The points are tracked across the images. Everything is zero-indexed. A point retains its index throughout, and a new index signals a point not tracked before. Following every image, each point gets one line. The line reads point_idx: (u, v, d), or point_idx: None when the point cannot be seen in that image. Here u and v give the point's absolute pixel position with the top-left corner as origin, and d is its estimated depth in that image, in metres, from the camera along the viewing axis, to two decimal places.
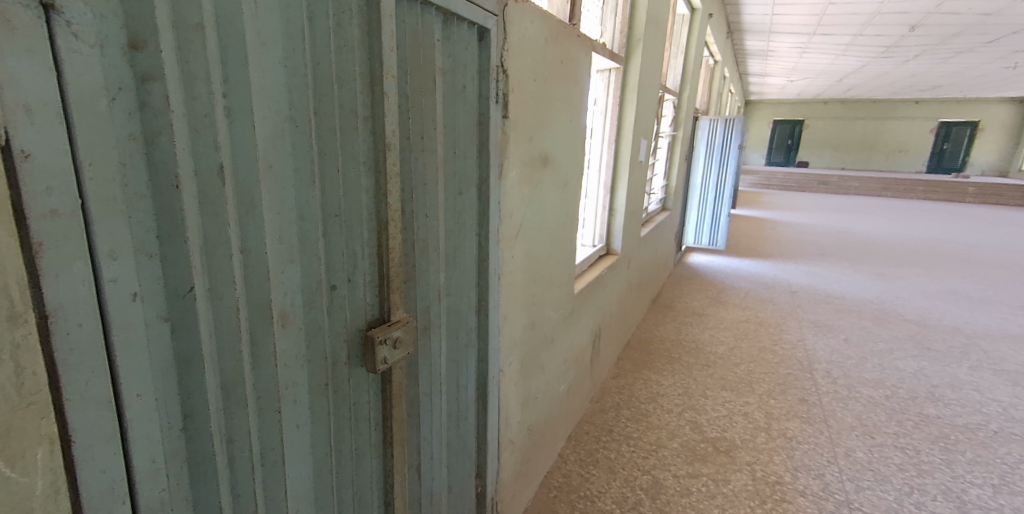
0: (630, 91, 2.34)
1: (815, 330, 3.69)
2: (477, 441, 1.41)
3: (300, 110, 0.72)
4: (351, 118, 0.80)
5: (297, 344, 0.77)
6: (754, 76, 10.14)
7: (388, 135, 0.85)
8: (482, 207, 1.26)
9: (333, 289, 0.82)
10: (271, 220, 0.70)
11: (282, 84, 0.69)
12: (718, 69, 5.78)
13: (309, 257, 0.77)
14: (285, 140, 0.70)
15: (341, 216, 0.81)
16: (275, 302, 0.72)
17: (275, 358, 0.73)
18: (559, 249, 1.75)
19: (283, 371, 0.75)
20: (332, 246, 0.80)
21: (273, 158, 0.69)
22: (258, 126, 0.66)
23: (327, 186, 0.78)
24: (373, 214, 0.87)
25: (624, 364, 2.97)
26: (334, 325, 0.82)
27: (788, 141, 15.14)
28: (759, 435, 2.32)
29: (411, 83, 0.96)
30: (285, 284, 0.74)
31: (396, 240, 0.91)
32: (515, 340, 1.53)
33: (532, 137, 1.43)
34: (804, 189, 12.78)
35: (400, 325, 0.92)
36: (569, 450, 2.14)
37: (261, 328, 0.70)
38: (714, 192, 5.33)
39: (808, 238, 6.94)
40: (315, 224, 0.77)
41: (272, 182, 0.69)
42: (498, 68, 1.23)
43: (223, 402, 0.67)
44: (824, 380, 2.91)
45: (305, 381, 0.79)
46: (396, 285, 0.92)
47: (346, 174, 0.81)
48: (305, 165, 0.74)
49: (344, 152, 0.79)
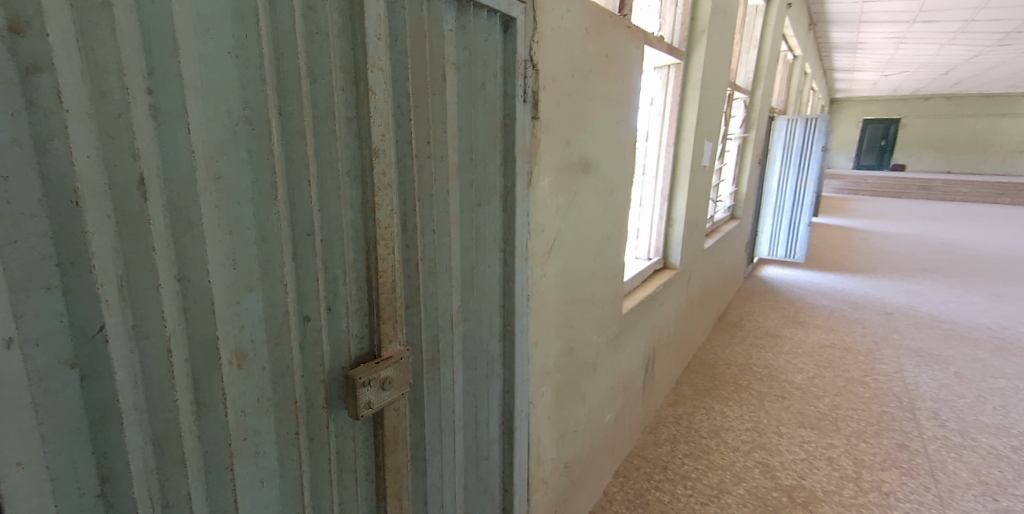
0: (692, 89, 2.11)
1: (916, 359, 3.22)
2: (503, 483, 1.25)
3: (257, 110, 0.60)
4: (328, 120, 0.67)
5: (260, 387, 0.65)
6: (842, 71, 9.28)
7: (375, 140, 0.72)
8: (507, 220, 1.10)
9: (307, 321, 0.69)
10: (219, 241, 0.58)
11: (231, 78, 0.57)
12: (799, 64, 5.29)
13: (273, 285, 0.65)
14: (237, 146, 0.59)
15: (315, 235, 0.69)
16: (226, 339, 0.61)
17: (226, 406, 0.61)
18: (603, 266, 1.56)
19: (239, 422, 0.63)
20: (304, 270, 0.68)
21: (222, 167, 0.58)
22: (197, 128, 0.55)
23: (298, 201, 0.66)
24: (359, 232, 0.75)
25: (683, 390, 2.71)
26: (308, 363, 0.70)
27: (880, 142, 13.82)
28: (845, 487, 2.03)
29: (414, 80, 0.82)
30: (241, 316, 0.62)
31: (390, 263, 0.78)
32: (550, 368, 1.36)
33: (569, 140, 1.27)
34: (900, 195, 11.56)
35: (392, 361, 0.79)
36: (616, 487, 1.94)
37: (206, 371, 0.59)
38: (792, 200, 4.85)
39: (904, 250, 6.21)
40: (280, 246, 0.64)
41: (220, 196, 0.58)
42: (527, 62, 1.07)
43: (156, 462, 0.56)
44: (930, 422, 2.53)
45: (271, 431, 0.67)
46: (388, 315, 0.79)
47: (323, 185, 0.68)
48: (266, 175, 0.62)
49: (318, 158, 0.67)
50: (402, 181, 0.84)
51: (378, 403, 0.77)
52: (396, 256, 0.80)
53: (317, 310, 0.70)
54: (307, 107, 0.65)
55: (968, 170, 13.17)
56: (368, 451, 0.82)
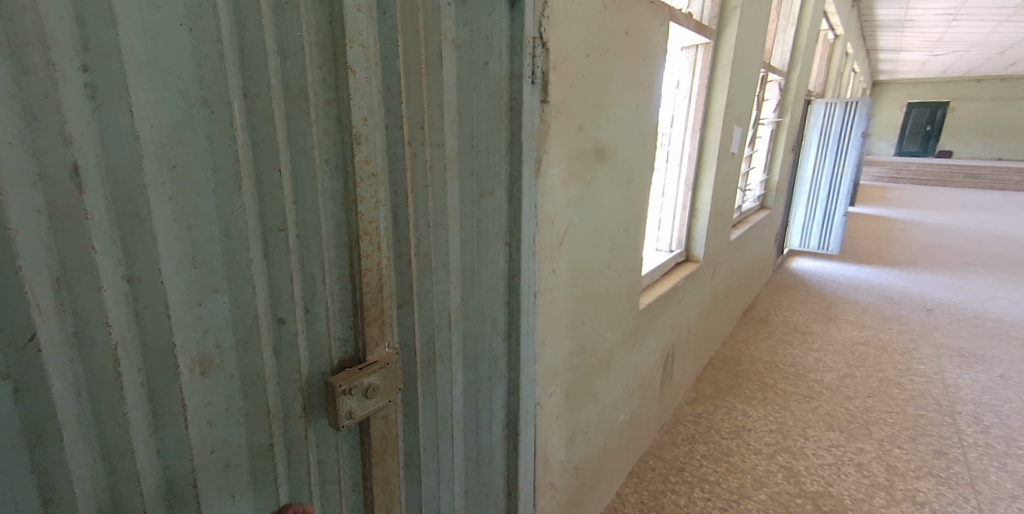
0: (721, 71, 1.97)
1: (958, 360, 3.03)
2: (507, 487, 1.19)
3: (216, 91, 0.54)
4: (302, 102, 0.61)
5: (228, 396, 0.60)
6: (887, 51, 8.78)
7: (356, 124, 0.65)
8: (513, 212, 1.01)
9: (281, 324, 0.64)
10: (176, 237, 0.53)
11: (185, 54, 0.51)
12: (840, 44, 5.00)
13: (241, 285, 0.59)
14: (194, 130, 0.53)
15: (288, 230, 0.62)
16: (186, 345, 0.55)
17: (187, 419, 0.56)
18: (620, 259, 1.47)
19: (204, 434, 0.58)
20: (276, 268, 0.62)
21: (177, 154, 0.52)
22: (142, 110, 0.49)
23: (268, 193, 0.60)
24: (341, 226, 0.68)
25: (704, 388, 2.61)
26: (282, 370, 0.65)
27: (925, 127, 13.12)
28: (876, 496, 1.91)
29: (405, 59, 0.74)
30: (204, 319, 0.56)
31: (375, 260, 0.71)
32: (559, 368, 1.29)
33: (583, 126, 1.18)
34: (945, 183, 10.96)
35: (376, 366, 0.73)
36: (630, 489, 1.87)
37: (163, 380, 0.54)
38: (828, 188, 4.62)
39: (948, 242, 5.87)
40: (247, 242, 0.58)
41: (176, 187, 0.52)
42: (536, 39, 0.97)
43: (106, 480, 0.51)
44: (971, 428, 2.37)
45: (243, 443, 0.62)
46: (374, 317, 0.73)
47: (297, 175, 0.62)
48: (228, 163, 0.56)
49: (290, 145, 0.61)
50: (391, 169, 0.76)
51: (360, 413, 0.71)
52: (385, 253, 0.73)
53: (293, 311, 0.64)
54: (275, 87, 0.58)
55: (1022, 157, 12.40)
56: (354, 460, 0.77)
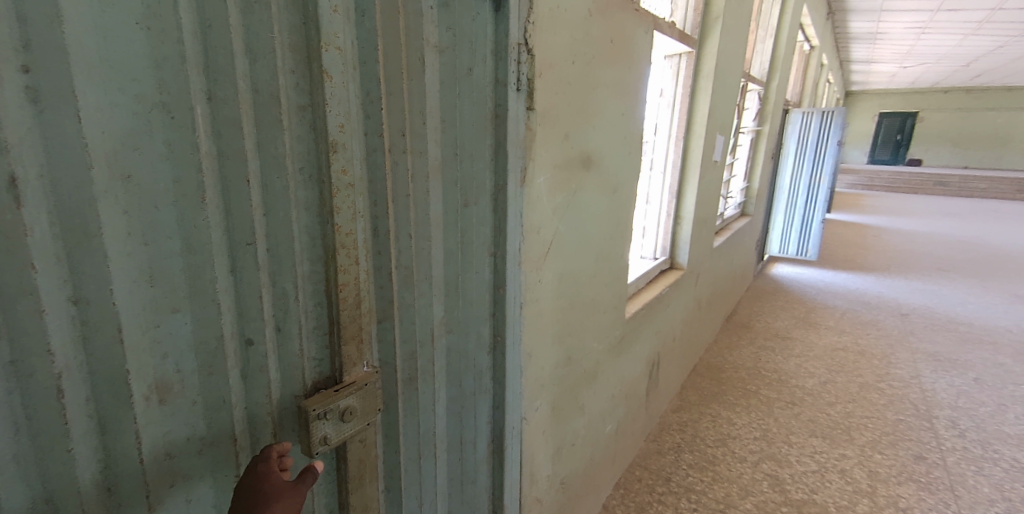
0: (704, 79, 1.98)
1: (934, 364, 3.08)
2: (492, 505, 1.15)
3: (177, 96, 0.50)
4: (273, 107, 0.57)
5: (190, 425, 0.55)
6: (859, 62, 9.02)
7: (332, 130, 0.61)
8: (498, 222, 0.97)
9: (250, 345, 0.59)
10: (130, 254, 0.48)
11: (142, 55, 0.47)
12: (815, 55, 5.11)
13: (205, 304, 0.55)
14: (151, 137, 0.49)
15: (258, 244, 0.58)
16: (142, 372, 0.51)
17: (142, 452, 0.52)
18: (606, 269, 1.45)
19: (163, 468, 0.54)
20: (244, 285, 0.58)
21: (131, 163, 0.48)
22: (92, 115, 0.45)
23: (234, 204, 0.56)
24: (315, 239, 0.64)
25: (688, 395, 2.60)
26: (251, 395, 0.60)
27: (896, 136, 13.51)
28: (859, 503, 1.92)
29: (386, 63, 0.71)
30: (163, 342, 0.52)
31: (354, 274, 0.66)
32: (545, 381, 1.26)
33: (568, 133, 1.15)
34: (915, 191, 11.29)
35: (354, 388, 0.68)
36: (616, 501, 1.84)
37: (115, 411, 0.49)
38: (805, 196, 4.70)
39: (921, 248, 6.02)
40: (211, 258, 0.54)
41: (131, 198, 0.48)
42: (522, 45, 0.94)
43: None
44: (949, 432, 2.41)
45: (207, 476, 0.57)
46: (352, 335, 0.68)
47: (267, 185, 0.58)
48: (190, 173, 0.52)
49: (260, 153, 0.57)
50: (369, 179, 0.73)
51: (334, 437, 0.67)
52: (364, 267, 0.69)
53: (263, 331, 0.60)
54: (243, 92, 0.54)
55: (987, 165, 12.83)
56: (328, 484, 0.73)
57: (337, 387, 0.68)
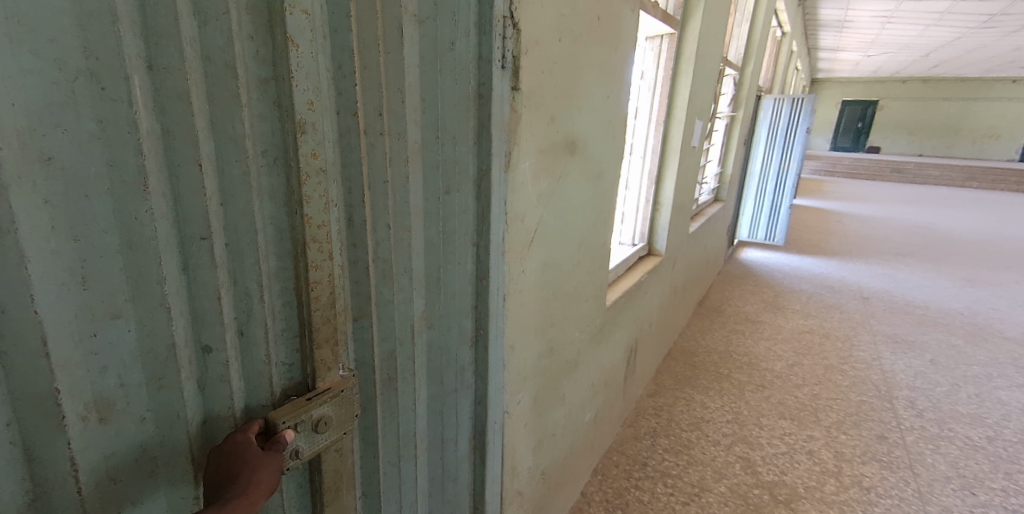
0: (686, 62, 1.94)
1: (893, 346, 3.20)
2: (473, 502, 1.11)
3: (107, 62, 0.44)
4: (228, 78, 0.51)
5: (137, 444, 0.51)
6: (827, 50, 9.18)
7: (301, 109, 0.55)
8: (481, 209, 0.91)
9: (208, 353, 0.55)
10: (54, 253, 0.43)
11: (61, 11, 0.41)
12: (786, 43, 5.16)
13: (151, 310, 0.50)
14: (78, 112, 0.43)
15: (212, 238, 0.53)
16: (76, 391, 0.46)
17: (80, 482, 0.47)
18: (588, 257, 1.41)
19: (102, 495, 0.49)
20: (198, 285, 0.53)
21: (53, 144, 0.42)
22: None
23: (184, 192, 0.50)
24: (283, 231, 0.58)
25: (663, 380, 2.62)
26: (203, 405, 0.56)
27: (857, 124, 13.92)
28: (827, 483, 1.97)
29: (360, 29, 0.63)
30: (100, 354, 0.47)
31: (326, 270, 0.61)
32: (528, 373, 1.21)
33: (554, 116, 1.09)
34: (874, 177, 11.68)
35: (330, 392, 0.64)
36: (594, 487, 1.84)
37: (45, 435, 0.45)
38: (774, 182, 4.78)
39: (880, 233, 6.24)
40: (157, 255, 0.49)
41: (52, 186, 0.42)
42: (507, 18, 0.86)
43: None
44: (908, 412, 2.50)
45: (162, 498, 0.53)
46: (325, 337, 0.64)
47: (223, 169, 0.52)
48: (128, 154, 0.46)
49: (214, 133, 0.51)
50: (345, 164, 0.66)
51: (308, 449, 0.62)
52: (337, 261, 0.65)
53: (222, 337, 0.55)
54: (190, 58, 0.48)
55: (940, 153, 13.40)
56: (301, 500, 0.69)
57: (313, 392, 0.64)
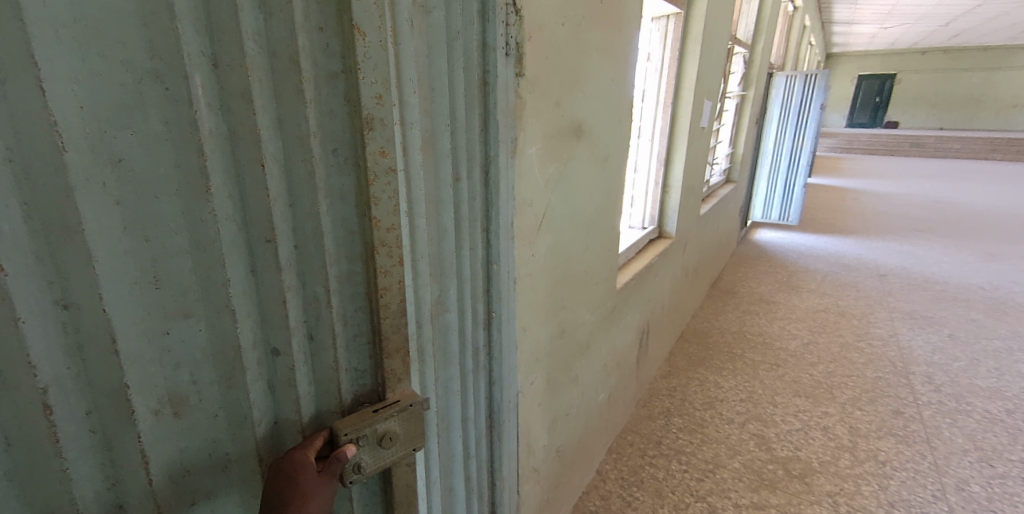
0: (692, 42, 1.94)
1: (910, 322, 3.18)
2: (490, 477, 1.16)
3: (172, 63, 0.46)
4: (292, 74, 0.51)
5: (208, 440, 0.57)
6: (841, 24, 8.97)
7: (369, 106, 0.54)
8: (489, 195, 0.95)
9: (276, 355, 0.58)
10: (125, 256, 0.47)
11: (127, 13, 0.43)
12: (797, 18, 5.06)
13: (218, 312, 0.53)
14: (146, 113, 0.46)
15: (276, 241, 0.54)
16: (150, 387, 0.51)
17: (151, 471, 0.53)
18: (596, 240, 1.44)
19: (175, 485, 0.55)
20: (264, 287, 0.55)
21: (122, 147, 0.45)
22: (58, 88, 0.41)
23: (250, 193, 0.52)
24: (353, 235, 0.58)
25: (677, 361, 2.64)
26: (271, 410, 0.60)
27: (874, 98, 13.59)
28: (842, 458, 1.99)
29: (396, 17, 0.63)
30: (173, 352, 0.52)
31: (396, 277, 0.61)
32: (540, 354, 1.25)
33: (559, 102, 1.11)
34: (892, 152, 11.43)
35: (401, 409, 0.64)
36: (610, 465, 1.89)
37: (120, 427, 0.50)
38: (788, 160, 4.73)
39: (898, 210, 6.13)
40: (222, 256, 0.52)
41: (122, 188, 0.46)
42: (509, 6, 0.89)
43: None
44: (925, 387, 2.50)
45: (234, 492, 0.60)
46: (396, 347, 0.64)
47: (290, 169, 0.53)
48: (192, 157, 0.49)
49: (280, 131, 0.52)
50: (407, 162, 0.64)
51: (371, 464, 0.62)
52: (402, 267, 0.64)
53: (289, 339, 0.58)
54: (256, 55, 0.49)
55: (961, 126, 13.04)
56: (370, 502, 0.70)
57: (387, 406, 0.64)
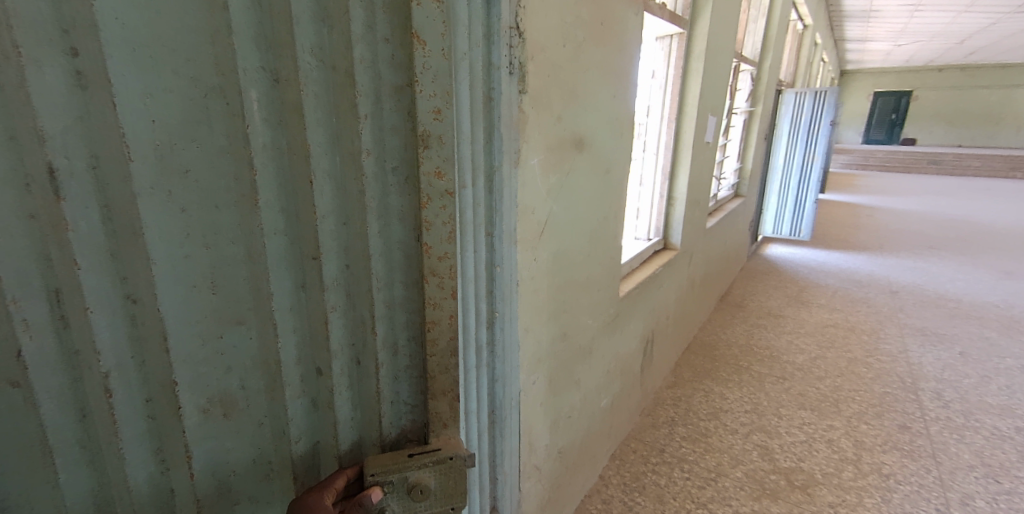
0: (695, 60, 2.00)
1: (922, 339, 3.16)
2: (492, 473, 1.21)
3: (234, 84, 0.57)
4: (347, 88, 0.62)
5: (255, 446, 0.68)
6: (856, 41, 8.98)
7: (426, 121, 0.63)
8: (492, 201, 1.02)
9: (320, 374, 0.71)
10: (184, 266, 0.58)
11: (200, 41, 0.54)
12: (808, 35, 5.11)
13: (264, 323, 0.65)
14: (210, 127, 0.56)
15: (321, 258, 0.66)
16: (205, 390, 0.62)
17: (193, 467, 0.64)
18: (599, 248, 1.50)
19: (216, 482, 0.66)
20: (310, 301, 0.67)
21: (186, 159, 0.55)
22: (134, 108, 0.52)
23: (299, 207, 0.63)
24: (410, 257, 0.70)
25: (683, 372, 2.67)
26: (312, 436, 0.72)
27: (891, 115, 13.49)
28: (844, 470, 2.00)
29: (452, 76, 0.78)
30: (224, 355, 0.63)
31: (445, 310, 0.71)
32: (542, 356, 1.31)
33: (560, 116, 1.19)
34: (910, 169, 11.30)
35: (437, 462, 0.69)
36: (612, 471, 1.92)
37: (170, 426, 0.61)
38: (799, 176, 4.74)
39: (915, 227, 6.07)
40: (268, 270, 0.63)
41: (186, 197, 0.56)
42: (512, 28, 0.97)
43: (97, 499, 0.59)
44: (933, 403, 2.49)
45: (271, 502, 0.71)
46: (442, 390, 0.73)
47: (341, 186, 0.65)
48: (243, 170, 0.59)
49: (329, 144, 0.63)
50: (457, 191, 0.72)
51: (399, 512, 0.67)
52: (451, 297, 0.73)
53: (329, 361, 0.70)
54: (313, 67, 0.60)
55: (982, 143, 12.85)
56: None
57: (427, 458, 0.69)
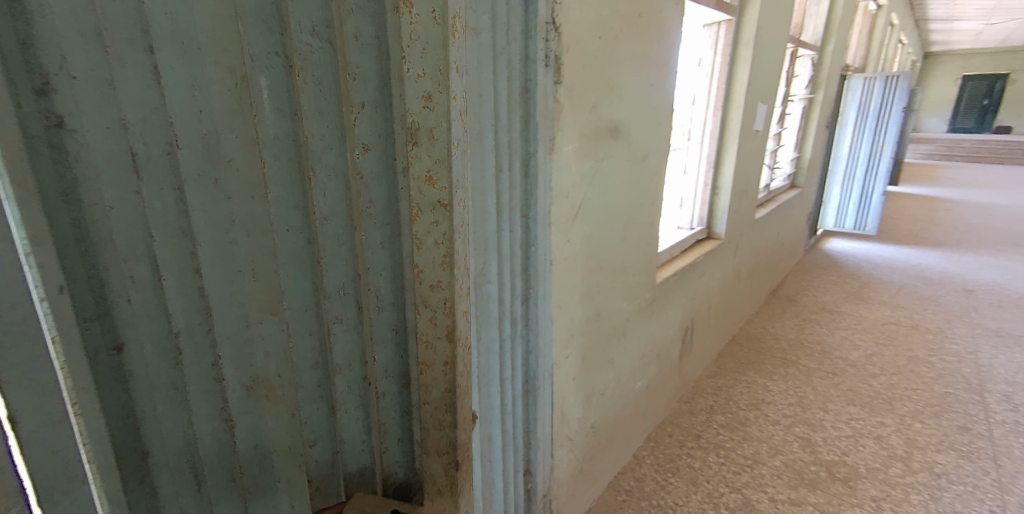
0: (743, 47, 2.00)
1: (993, 340, 2.97)
2: (525, 437, 1.31)
3: (257, 57, 0.53)
4: (342, 73, 0.59)
5: (289, 436, 0.63)
6: (940, 21, 8.31)
7: (414, 109, 0.58)
8: (528, 185, 1.11)
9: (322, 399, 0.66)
10: (224, 242, 0.54)
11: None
12: (881, 16, 4.83)
13: (283, 319, 0.60)
14: (241, 101, 0.52)
15: (321, 262, 0.62)
16: (242, 373, 0.58)
17: (240, 454, 0.59)
18: (634, 233, 1.56)
19: (262, 476, 0.62)
20: (304, 313, 0.62)
21: (229, 134, 0.52)
22: (183, 67, 0.48)
23: (290, 201, 0.58)
24: (396, 263, 0.67)
25: (725, 363, 2.66)
26: (325, 452, 0.68)
27: (982, 101, 12.36)
28: (892, 466, 1.95)
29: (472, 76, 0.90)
30: (262, 341, 0.58)
31: (439, 353, 0.66)
32: (575, 332, 1.39)
33: (596, 105, 1.26)
34: (1001, 160, 10.34)
35: None
36: (646, 452, 1.97)
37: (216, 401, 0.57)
38: (865, 166, 4.51)
39: (997, 222, 5.63)
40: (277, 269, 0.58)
41: (227, 174, 0.53)
42: (549, 24, 1.05)
43: (191, 469, 0.56)
44: (1000, 405, 2.36)
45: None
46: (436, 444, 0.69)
47: (333, 187, 0.61)
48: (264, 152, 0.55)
49: (319, 140, 0.59)
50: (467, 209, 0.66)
51: None
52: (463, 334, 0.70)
53: (332, 376, 0.66)
54: (314, 50, 0.57)
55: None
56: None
57: None
